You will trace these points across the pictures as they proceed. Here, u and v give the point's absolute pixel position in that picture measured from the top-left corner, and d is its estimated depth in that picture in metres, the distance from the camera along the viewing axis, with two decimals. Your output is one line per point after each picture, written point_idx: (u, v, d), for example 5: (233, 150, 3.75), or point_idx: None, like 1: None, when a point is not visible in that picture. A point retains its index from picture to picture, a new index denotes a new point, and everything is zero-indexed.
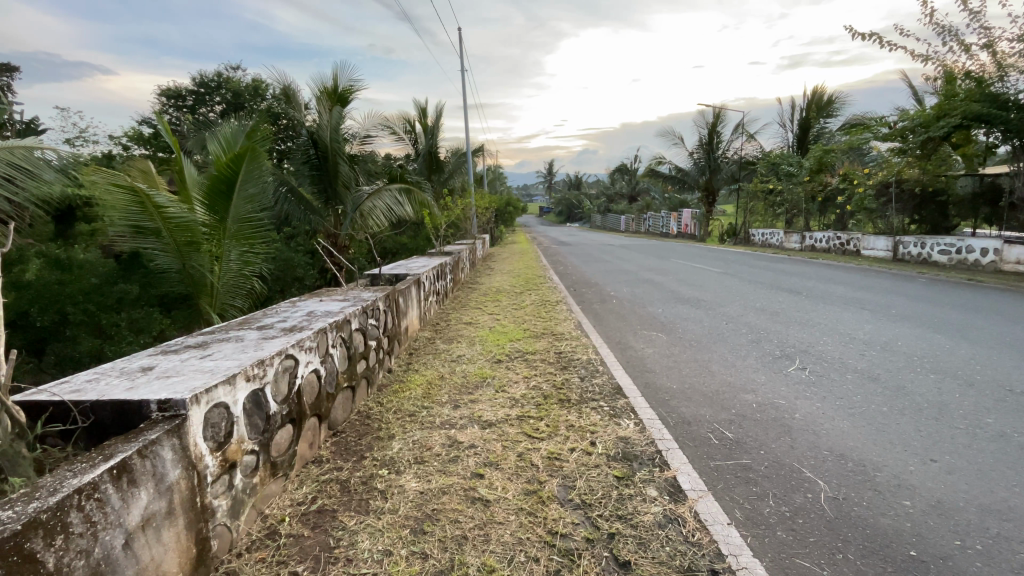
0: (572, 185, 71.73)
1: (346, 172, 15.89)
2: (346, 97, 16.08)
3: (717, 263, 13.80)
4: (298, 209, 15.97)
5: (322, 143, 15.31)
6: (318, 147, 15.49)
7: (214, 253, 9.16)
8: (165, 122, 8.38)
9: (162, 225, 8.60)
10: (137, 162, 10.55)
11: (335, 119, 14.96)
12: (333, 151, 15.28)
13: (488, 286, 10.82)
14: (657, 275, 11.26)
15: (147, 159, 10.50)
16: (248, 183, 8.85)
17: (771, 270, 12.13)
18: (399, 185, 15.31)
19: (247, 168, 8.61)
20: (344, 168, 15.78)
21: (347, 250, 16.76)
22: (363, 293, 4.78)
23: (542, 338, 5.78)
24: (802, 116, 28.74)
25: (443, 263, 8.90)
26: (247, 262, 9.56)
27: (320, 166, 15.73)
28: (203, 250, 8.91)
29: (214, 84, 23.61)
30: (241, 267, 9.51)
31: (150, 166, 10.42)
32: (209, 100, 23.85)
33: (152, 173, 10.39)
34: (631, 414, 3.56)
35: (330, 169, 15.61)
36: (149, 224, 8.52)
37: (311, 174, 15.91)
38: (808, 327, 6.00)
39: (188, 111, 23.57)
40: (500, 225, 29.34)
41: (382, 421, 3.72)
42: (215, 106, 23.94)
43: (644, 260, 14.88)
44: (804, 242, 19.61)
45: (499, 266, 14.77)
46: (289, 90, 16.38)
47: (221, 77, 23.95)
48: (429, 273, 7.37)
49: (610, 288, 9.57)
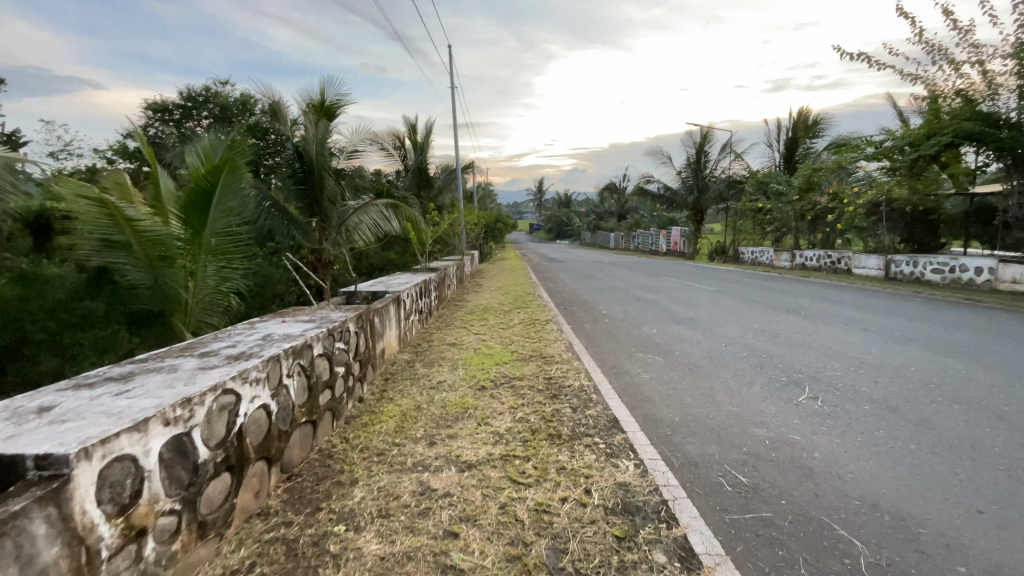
0: (561, 203, 71.96)
1: (332, 187, 15.48)
2: (333, 111, 15.81)
3: (709, 281, 13.52)
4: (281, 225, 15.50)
5: (307, 158, 14.88)
6: (303, 161, 15.05)
7: (189, 268, 8.65)
8: (142, 136, 8.30)
9: (134, 239, 8.17)
10: (110, 174, 10.08)
11: (321, 132, 14.67)
12: (320, 165, 14.86)
13: (474, 304, 10.40)
14: (649, 293, 10.91)
15: (123, 169, 10.02)
16: (227, 196, 8.20)
17: (764, 289, 11.89)
18: (386, 200, 14.91)
19: (227, 181, 7.97)
20: (330, 183, 15.37)
21: (331, 266, 16.30)
22: (332, 313, 4.33)
23: (530, 362, 5.34)
24: (789, 136, 29.04)
25: (427, 280, 8.45)
26: (225, 277, 8.98)
27: (305, 180, 15.25)
28: (176, 264, 8.46)
29: (201, 98, 23.23)
30: (218, 283, 8.97)
31: (126, 177, 9.96)
32: (196, 114, 23.52)
33: (126, 184, 9.90)
34: (630, 453, 3.13)
35: (316, 183, 15.18)
36: (119, 236, 8.03)
37: (295, 187, 15.46)
38: (812, 350, 5.64)
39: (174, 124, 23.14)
40: (489, 242, 29.07)
41: (346, 461, 3.25)
42: (201, 120, 23.60)
43: (635, 277, 14.60)
44: (795, 261, 19.49)
45: (486, 283, 14.39)
46: (276, 105, 16.05)
47: (209, 91, 23.67)
48: (410, 290, 6.94)
49: (601, 307, 9.19)
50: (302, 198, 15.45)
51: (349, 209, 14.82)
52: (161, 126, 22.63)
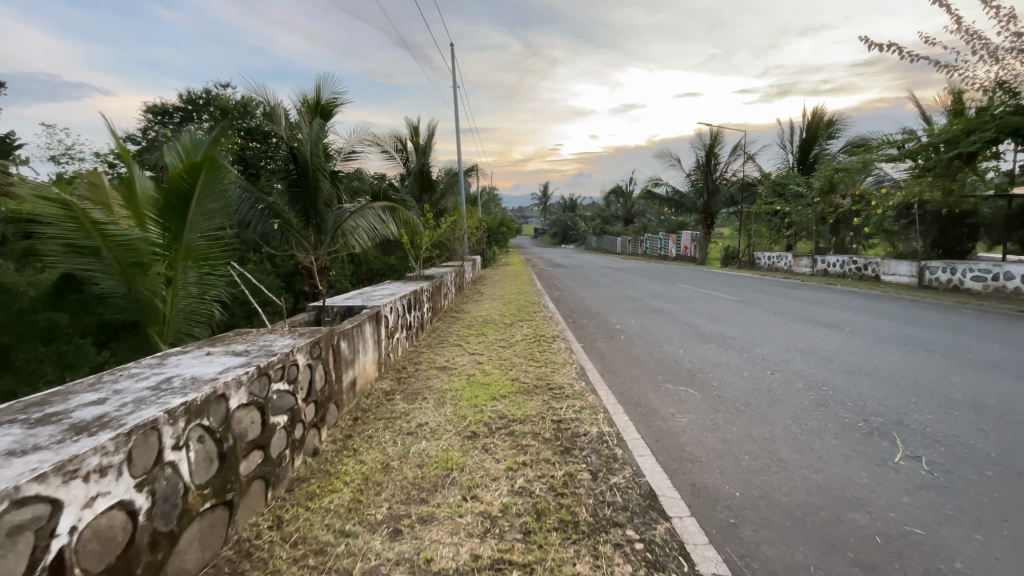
0: (566, 208, 70.98)
1: (328, 189, 14.58)
2: (328, 110, 14.96)
3: (729, 289, 12.49)
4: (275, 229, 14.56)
5: (301, 158, 13.99)
6: (297, 162, 14.15)
7: (167, 274, 7.58)
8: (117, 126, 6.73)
9: (103, 245, 7.16)
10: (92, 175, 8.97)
11: (315, 131, 13.82)
12: (314, 167, 13.98)
13: (473, 315, 9.43)
14: (667, 303, 9.91)
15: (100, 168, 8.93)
16: (209, 198, 7.01)
17: (791, 298, 10.85)
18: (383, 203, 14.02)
19: (209, 182, 6.76)
20: (326, 185, 14.47)
21: (327, 272, 15.42)
22: (277, 341, 3.34)
23: (535, 395, 4.32)
24: (804, 137, 28.00)
25: (418, 290, 7.46)
26: (209, 285, 7.79)
27: (299, 182, 14.34)
28: (152, 270, 7.42)
29: (202, 101, 22.41)
30: (205, 288, 7.78)
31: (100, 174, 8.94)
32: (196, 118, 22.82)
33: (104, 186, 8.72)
34: (682, 561, 2.14)
35: (310, 186, 14.28)
36: (86, 242, 7.04)
37: (288, 190, 14.54)
38: (879, 381, 4.63)
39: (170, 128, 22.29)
40: (492, 247, 28.12)
41: (268, 565, 2.28)
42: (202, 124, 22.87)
43: (648, 284, 13.60)
44: (816, 266, 18.36)
45: (488, 291, 13.40)
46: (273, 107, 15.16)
47: (210, 94, 22.97)
48: (395, 302, 5.97)
49: (615, 320, 8.19)
50: (296, 201, 14.55)
51: (346, 213, 14.03)
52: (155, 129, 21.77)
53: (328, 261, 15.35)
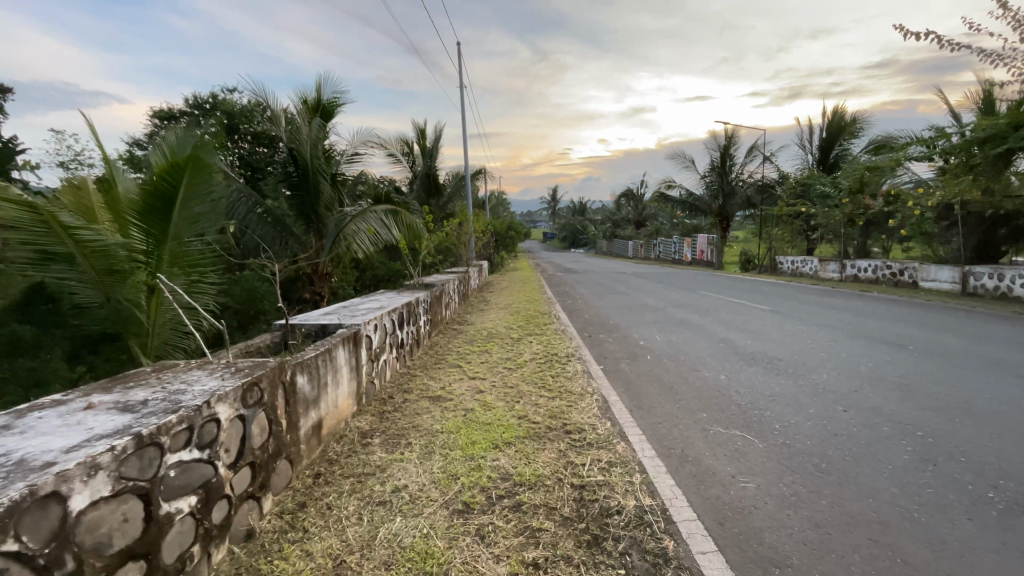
0: (576, 211, 69.87)
1: (329, 192, 13.76)
2: (330, 110, 14.13)
3: (757, 297, 11.47)
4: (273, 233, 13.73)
5: (300, 161, 13.17)
6: (296, 164, 13.35)
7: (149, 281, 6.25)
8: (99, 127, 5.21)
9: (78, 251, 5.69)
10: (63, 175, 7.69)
11: (316, 131, 12.85)
12: (314, 169, 13.14)
13: (477, 327, 8.51)
14: (691, 314, 8.93)
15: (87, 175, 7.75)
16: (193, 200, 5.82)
17: (829, 307, 9.80)
18: (385, 206, 13.19)
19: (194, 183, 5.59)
20: (327, 188, 13.64)
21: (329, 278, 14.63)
22: (193, 388, 2.47)
23: (550, 443, 3.37)
24: (822, 136, 26.86)
25: (413, 301, 6.55)
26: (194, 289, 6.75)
27: (298, 185, 13.54)
28: (134, 280, 6.01)
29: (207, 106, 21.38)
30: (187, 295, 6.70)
31: (88, 179, 7.41)
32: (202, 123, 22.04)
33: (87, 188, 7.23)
34: None
35: (311, 189, 13.46)
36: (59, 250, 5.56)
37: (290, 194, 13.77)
38: (984, 421, 3.67)
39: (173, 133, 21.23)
40: (500, 252, 27.22)
41: None
42: None
43: (667, 292, 12.62)
44: (845, 272, 17.09)
45: (495, 300, 12.48)
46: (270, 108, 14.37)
47: (216, 99, 22.26)
48: (382, 318, 5.07)
49: (638, 335, 7.22)
50: (296, 205, 13.78)
51: (347, 216, 13.22)
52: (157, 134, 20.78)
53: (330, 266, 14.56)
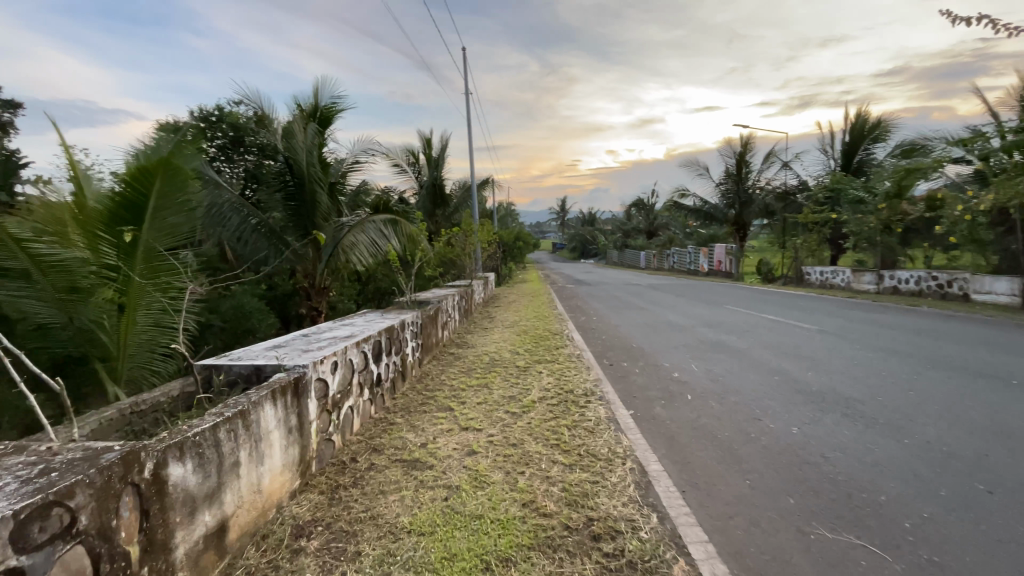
0: (585, 221, 68.70)
1: (327, 202, 12.78)
2: (328, 117, 13.17)
3: (793, 313, 10.23)
4: (266, 246, 12.62)
5: (296, 169, 12.18)
6: (292, 172, 12.34)
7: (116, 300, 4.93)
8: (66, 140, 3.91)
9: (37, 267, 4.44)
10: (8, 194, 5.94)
11: (312, 138, 11.86)
12: (310, 177, 12.15)
13: (478, 351, 7.35)
14: (726, 335, 7.74)
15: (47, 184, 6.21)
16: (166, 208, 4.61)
17: (883, 325, 8.55)
18: (385, 216, 12.18)
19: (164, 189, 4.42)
20: (324, 198, 12.66)
21: (328, 293, 13.56)
22: None
23: (567, 566, 2.20)
24: (845, 140, 25.60)
25: (399, 324, 5.43)
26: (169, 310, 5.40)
27: (294, 195, 12.50)
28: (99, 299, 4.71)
29: (215, 118, 19.65)
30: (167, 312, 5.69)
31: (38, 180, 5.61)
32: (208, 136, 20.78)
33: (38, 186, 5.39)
34: None
35: (307, 199, 12.47)
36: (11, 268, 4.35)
37: (285, 204, 12.69)
38: None
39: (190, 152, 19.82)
40: (508, 263, 26.10)
41: None
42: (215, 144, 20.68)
43: (691, 308, 11.43)
44: (882, 283, 15.71)
45: (502, 316, 11.33)
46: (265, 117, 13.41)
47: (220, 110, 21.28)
48: (349, 352, 3.92)
49: (669, 362, 6.06)
50: (293, 216, 12.71)
51: (345, 227, 12.24)
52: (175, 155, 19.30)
53: (329, 280, 13.55)
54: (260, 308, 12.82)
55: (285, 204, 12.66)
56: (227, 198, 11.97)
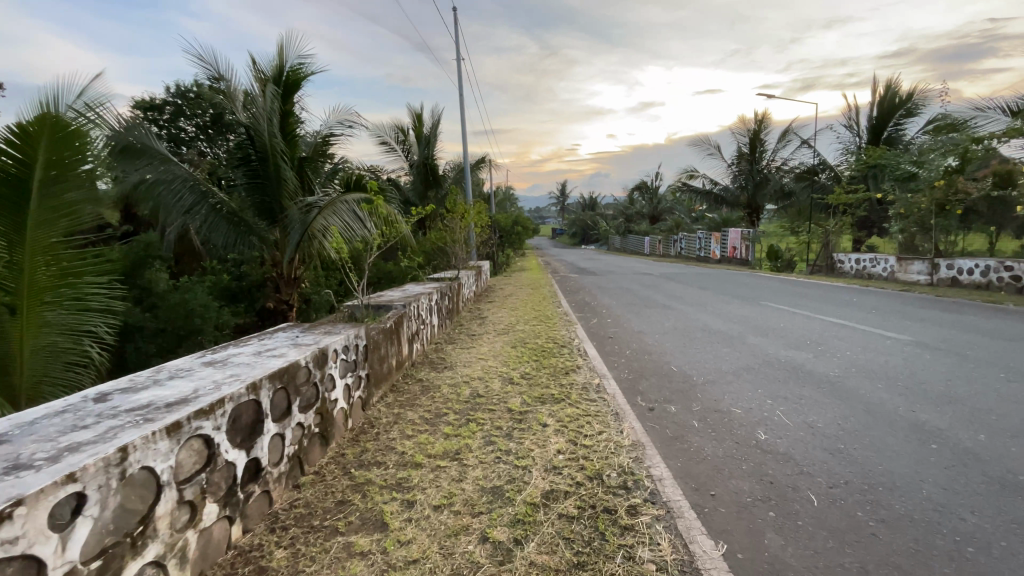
0: (586, 206, 66.55)
1: (294, 179, 9.73)
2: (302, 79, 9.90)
3: (857, 315, 8.21)
4: (224, 233, 9.50)
5: (258, 143, 9.12)
6: (254, 144, 9.25)
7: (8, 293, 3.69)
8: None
9: None
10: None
11: (272, 103, 8.83)
12: (274, 151, 9.09)
13: (456, 374, 5.28)
14: (791, 349, 5.77)
15: None
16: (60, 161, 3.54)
17: (992, 334, 6.50)
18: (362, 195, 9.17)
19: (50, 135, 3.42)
20: (292, 174, 9.63)
21: (300, 283, 10.65)
22: None
23: None
24: (873, 115, 23.29)
25: (318, 355, 3.30)
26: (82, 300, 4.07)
27: (257, 171, 9.38)
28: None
29: (192, 93, 17.56)
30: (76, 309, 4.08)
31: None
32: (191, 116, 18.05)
33: None
34: None
35: (271, 176, 9.40)
36: None
37: (245, 182, 9.46)
38: None
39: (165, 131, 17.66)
40: (505, 250, 24.02)
41: None
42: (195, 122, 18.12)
43: (725, 306, 9.42)
44: (936, 274, 13.61)
45: (495, 316, 9.27)
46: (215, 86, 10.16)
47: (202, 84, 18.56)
48: (139, 456, 1.85)
49: (734, 399, 4.09)
50: (257, 197, 9.54)
51: (313, 207, 9.33)
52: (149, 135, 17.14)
53: (303, 268, 10.67)
54: (209, 304, 10.59)
55: (247, 183, 9.42)
56: (180, 174, 8.76)
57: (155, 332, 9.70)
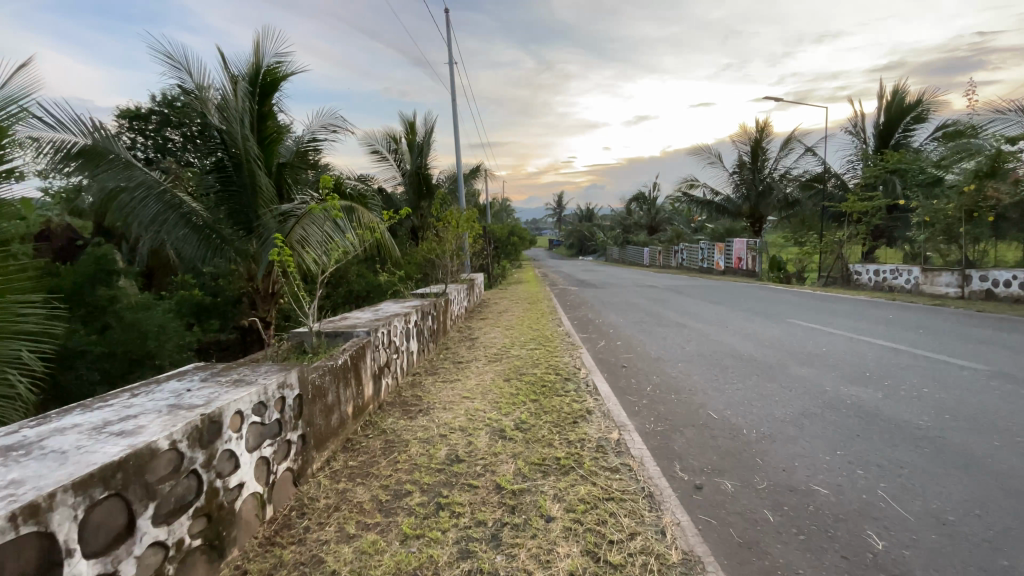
0: (583, 218, 65.73)
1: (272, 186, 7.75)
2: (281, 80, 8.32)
3: (903, 335, 7.09)
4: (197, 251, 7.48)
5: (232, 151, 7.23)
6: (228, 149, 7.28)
7: None
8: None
9: None
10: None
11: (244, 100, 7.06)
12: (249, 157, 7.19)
13: (432, 423, 4.07)
14: (848, 384, 4.68)
15: None
16: None
17: None
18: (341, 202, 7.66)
19: None
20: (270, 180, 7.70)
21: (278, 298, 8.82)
22: None
23: None
24: (881, 120, 22.42)
25: (194, 430, 2.10)
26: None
27: (232, 180, 7.41)
28: None
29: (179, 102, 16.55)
30: None
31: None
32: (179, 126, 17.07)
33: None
34: None
35: (244, 183, 7.42)
36: None
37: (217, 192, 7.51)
38: None
39: (149, 141, 16.57)
40: (501, 262, 22.94)
41: None
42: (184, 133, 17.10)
43: (748, 325, 8.32)
44: (967, 286, 12.56)
45: (489, 337, 8.07)
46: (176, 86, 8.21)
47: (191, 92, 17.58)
48: None
49: (806, 466, 2.99)
50: (230, 209, 7.55)
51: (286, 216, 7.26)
52: (131, 145, 16.00)
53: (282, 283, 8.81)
54: (165, 324, 8.96)
55: (217, 192, 7.46)
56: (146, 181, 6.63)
57: (103, 358, 7.89)
